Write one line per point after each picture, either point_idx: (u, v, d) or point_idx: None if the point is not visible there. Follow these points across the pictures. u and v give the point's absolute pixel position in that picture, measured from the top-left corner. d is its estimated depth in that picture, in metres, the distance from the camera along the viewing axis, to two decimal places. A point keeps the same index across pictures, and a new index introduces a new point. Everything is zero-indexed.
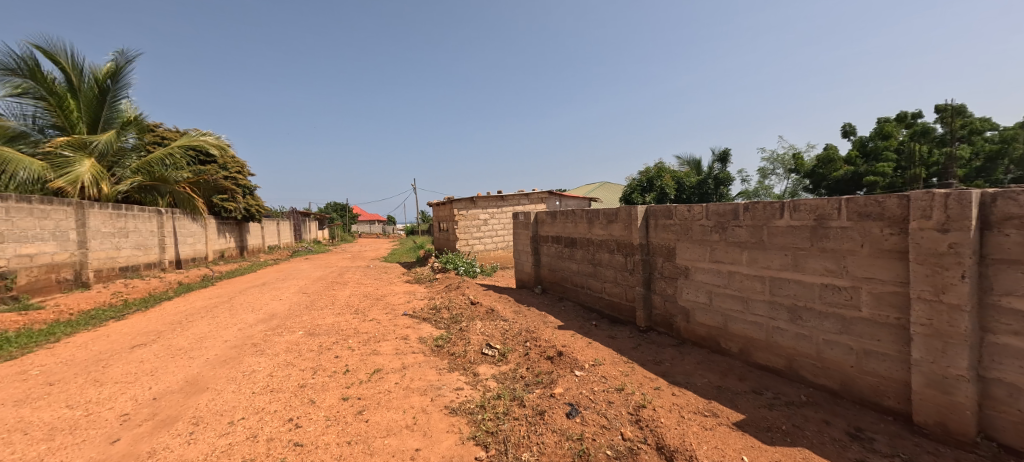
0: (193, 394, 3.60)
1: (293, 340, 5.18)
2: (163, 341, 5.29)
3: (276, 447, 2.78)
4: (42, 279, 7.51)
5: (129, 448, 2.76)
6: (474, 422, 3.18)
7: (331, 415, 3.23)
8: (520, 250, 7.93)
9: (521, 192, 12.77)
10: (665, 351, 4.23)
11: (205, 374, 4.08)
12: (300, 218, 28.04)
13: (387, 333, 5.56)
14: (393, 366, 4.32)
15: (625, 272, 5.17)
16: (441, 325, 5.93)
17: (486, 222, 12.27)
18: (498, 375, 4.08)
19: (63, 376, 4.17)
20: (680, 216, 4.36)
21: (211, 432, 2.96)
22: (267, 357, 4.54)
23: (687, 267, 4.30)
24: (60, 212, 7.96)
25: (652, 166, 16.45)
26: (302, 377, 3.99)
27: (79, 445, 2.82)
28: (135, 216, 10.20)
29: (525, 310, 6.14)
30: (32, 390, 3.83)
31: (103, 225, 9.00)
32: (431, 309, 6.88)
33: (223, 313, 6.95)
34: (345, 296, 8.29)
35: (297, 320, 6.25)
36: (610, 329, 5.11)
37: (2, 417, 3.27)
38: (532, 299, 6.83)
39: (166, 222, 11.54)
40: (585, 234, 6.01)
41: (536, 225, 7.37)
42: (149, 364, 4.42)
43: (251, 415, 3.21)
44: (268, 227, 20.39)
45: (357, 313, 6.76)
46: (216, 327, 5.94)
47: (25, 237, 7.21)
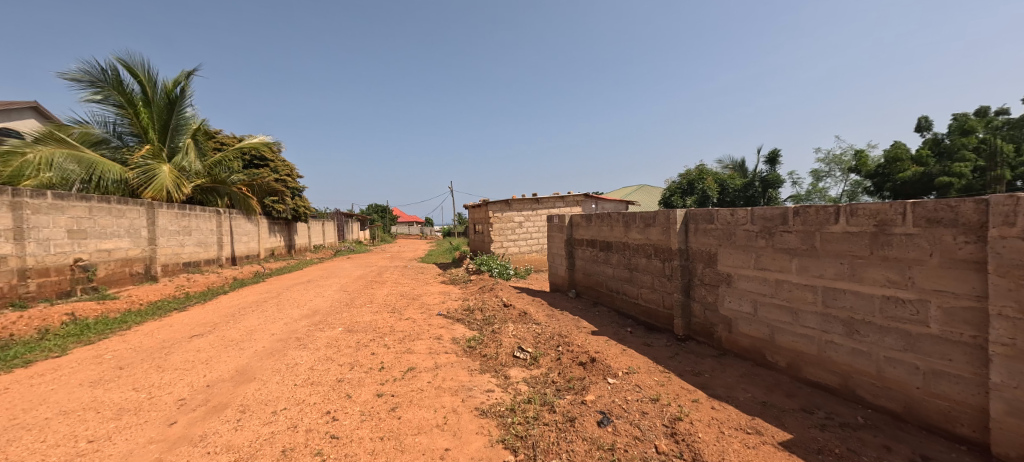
0: (241, 383, 3.83)
1: (333, 336, 5.40)
2: (217, 333, 5.68)
3: (314, 438, 2.89)
4: (117, 272, 8.28)
5: (184, 431, 2.97)
6: (504, 425, 3.17)
7: (366, 411, 3.33)
8: (554, 254, 7.86)
9: (556, 195, 12.66)
10: (705, 362, 4.03)
11: (253, 365, 4.33)
12: (343, 219, 29.28)
13: (421, 332, 5.67)
14: (426, 365, 4.40)
15: (663, 278, 4.99)
16: (474, 327, 5.99)
17: (521, 224, 12.28)
18: (529, 378, 4.05)
19: (131, 361, 4.57)
20: (722, 220, 4.15)
21: (256, 420, 3.12)
22: (309, 352, 4.76)
23: (730, 273, 4.09)
24: (134, 212, 8.75)
25: (693, 168, 15.83)
26: (341, 372, 4.14)
27: (141, 425, 3.06)
28: (197, 215, 11.04)
29: (558, 314, 6.07)
30: (105, 372, 4.22)
31: (169, 223, 9.81)
32: (465, 310, 6.95)
33: (271, 308, 7.38)
34: (383, 295, 8.56)
35: (338, 316, 6.52)
36: (646, 336, 4.94)
37: (80, 396, 3.62)
38: (565, 303, 6.74)
39: (224, 221, 12.42)
40: (621, 238, 5.87)
41: (571, 228, 7.29)
42: (204, 353, 4.76)
43: (293, 406, 3.37)
44: (314, 227, 21.44)
45: (393, 312, 6.95)
46: (265, 321, 6.31)
47: (105, 234, 7.99)
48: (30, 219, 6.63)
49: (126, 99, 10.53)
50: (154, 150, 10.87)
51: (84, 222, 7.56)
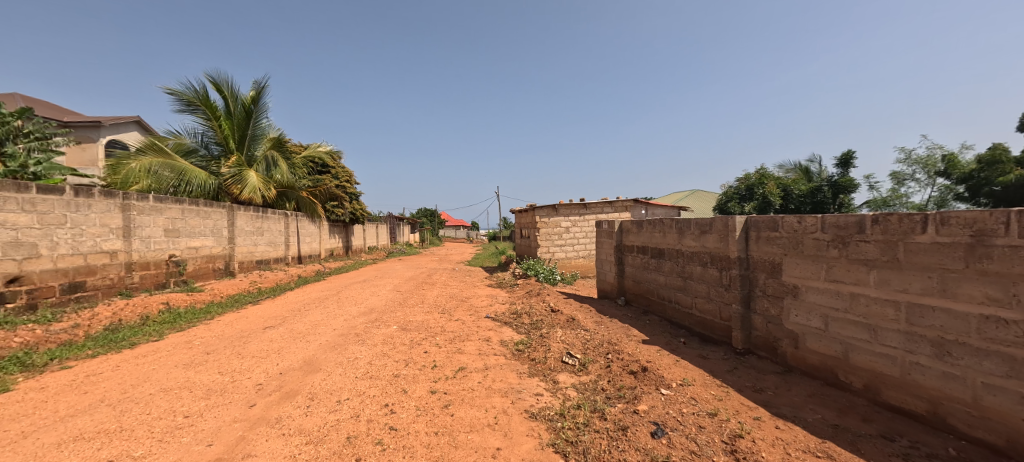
0: (309, 373, 4.14)
1: (388, 333, 5.69)
2: (287, 325, 6.18)
3: (374, 428, 3.07)
4: (202, 267, 9.23)
5: (263, 413, 3.27)
6: (553, 429, 3.18)
7: (421, 406, 3.48)
8: (603, 260, 7.75)
9: (604, 200, 12.48)
10: (767, 378, 3.80)
11: (319, 357, 4.66)
12: (395, 222, 30.58)
13: (470, 333, 5.82)
14: (476, 366, 4.51)
15: (719, 288, 4.77)
16: (521, 330, 6.05)
17: (568, 230, 12.21)
18: (579, 385, 4.03)
19: (215, 347, 5.08)
20: (788, 228, 3.91)
21: (323, 407, 3.37)
22: (368, 347, 5.04)
23: (796, 285, 3.83)
24: (216, 214, 9.73)
25: (752, 173, 14.93)
26: (397, 368, 4.35)
27: (225, 405, 3.41)
28: (269, 218, 12.07)
29: (607, 322, 5.97)
30: (196, 356, 4.74)
31: (245, 224, 10.80)
32: (513, 313, 7.02)
33: (332, 304, 7.89)
34: (433, 296, 8.85)
35: (393, 315, 6.85)
36: (701, 348, 4.73)
37: (175, 376, 4.10)
38: (614, 311, 6.62)
39: (292, 223, 13.45)
40: (674, 245, 5.69)
41: (620, 234, 7.16)
42: (276, 343, 5.20)
43: (354, 397, 3.59)
44: (369, 230, 22.63)
45: (444, 313, 7.17)
46: (327, 316, 6.76)
47: (194, 233, 8.98)
48: (136, 219, 7.54)
49: (212, 112, 11.75)
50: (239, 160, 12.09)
51: (178, 223, 8.54)
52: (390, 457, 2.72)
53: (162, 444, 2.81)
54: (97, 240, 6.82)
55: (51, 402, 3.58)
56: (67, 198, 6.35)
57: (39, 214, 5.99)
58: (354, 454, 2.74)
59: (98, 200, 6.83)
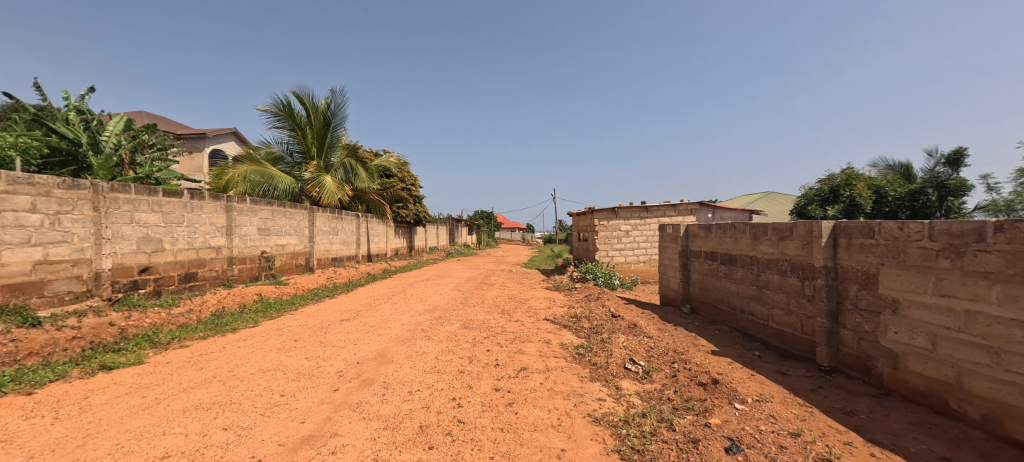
0: (383, 364, 4.44)
1: (452, 331, 5.93)
2: (360, 319, 6.66)
3: (444, 420, 3.23)
4: (287, 263, 10.23)
5: (345, 397, 3.58)
6: (619, 435, 3.14)
7: (486, 402, 3.60)
8: (666, 265, 7.46)
9: (667, 203, 11.90)
10: (859, 400, 3.44)
11: (390, 349, 4.98)
12: (453, 223, 31.61)
13: (530, 335, 5.89)
14: (538, 367, 4.56)
15: (801, 299, 4.41)
16: (581, 334, 6.00)
17: (627, 233, 11.86)
18: (643, 392, 3.92)
19: (301, 336, 5.63)
20: (886, 235, 3.52)
21: (397, 397, 3.61)
22: (433, 342, 5.29)
23: (896, 299, 3.44)
24: (299, 215, 10.73)
25: (838, 173, 13.48)
26: (462, 364, 4.53)
27: (313, 388, 3.77)
28: (344, 219, 13.08)
29: (671, 330, 5.74)
30: (286, 342, 5.30)
31: (323, 224, 11.81)
32: (572, 317, 6.98)
33: (399, 301, 8.38)
34: (493, 296, 9.07)
35: (455, 313, 7.11)
36: (779, 363, 4.39)
37: (271, 359, 4.61)
38: (678, 318, 6.34)
39: (363, 224, 14.46)
40: (748, 251, 5.35)
41: (686, 238, 6.86)
42: (352, 335, 5.64)
43: (424, 389, 3.80)
44: (429, 231, 23.60)
45: (503, 313, 7.32)
46: (396, 312, 7.19)
47: (282, 231, 9.99)
48: (236, 219, 8.57)
49: (296, 123, 12.99)
50: (318, 166, 13.24)
51: (269, 222, 9.53)
52: (460, 448, 2.85)
53: (263, 419, 3.17)
54: (207, 237, 7.85)
55: (175, 375, 4.18)
56: (184, 200, 7.36)
57: (164, 214, 6.98)
58: (427, 442, 2.90)
59: (208, 202, 7.87)
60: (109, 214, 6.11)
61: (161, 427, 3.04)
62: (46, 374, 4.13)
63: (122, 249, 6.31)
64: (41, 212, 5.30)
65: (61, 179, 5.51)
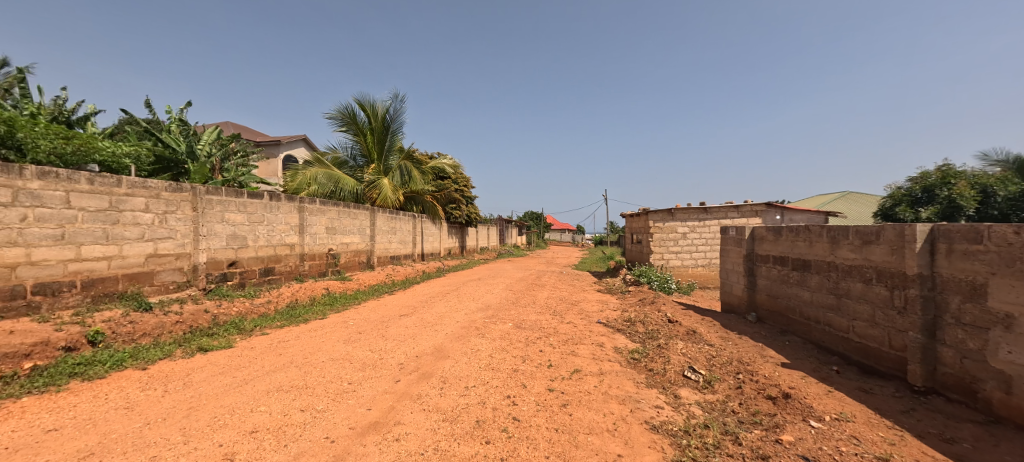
0: (440, 359, 4.61)
1: (505, 330, 6.02)
2: (418, 315, 6.96)
3: (499, 416, 3.30)
4: (351, 260, 10.91)
5: (407, 388, 3.77)
6: (678, 445, 3.02)
7: (540, 401, 3.62)
8: (729, 270, 7.05)
9: (729, 204, 11.20)
10: (962, 426, 3.04)
11: (446, 345, 5.16)
12: (504, 224, 32.01)
13: (583, 337, 5.83)
14: (591, 369, 4.51)
15: (889, 311, 3.98)
16: (636, 338, 5.84)
17: (684, 236, 11.34)
18: (704, 403, 3.75)
19: (365, 329, 5.99)
20: (998, 241, 3.09)
21: (454, 391, 3.74)
22: (487, 341, 5.41)
23: (1010, 314, 3.01)
24: (362, 215, 11.41)
25: (933, 170, 11.83)
26: (515, 363, 4.59)
27: (377, 378, 4.01)
28: (401, 219, 13.73)
29: (734, 338, 5.42)
30: (352, 334, 5.67)
31: (382, 224, 12.47)
32: (626, 320, 6.81)
33: (453, 299, 8.65)
34: (544, 297, 9.08)
35: (508, 313, 7.22)
36: (862, 380, 3.98)
37: (339, 349, 4.96)
38: (743, 327, 5.96)
39: (418, 224, 15.07)
40: (824, 256, 4.93)
41: (752, 241, 6.44)
42: (411, 330, 5.92)
43: (480, 385, 3.90)
44: (480, 231, 24.05)
45: (555, 314, 7.31)
46: (451, 309, 7.43)
47: (346, 231, 10.69)
48: (308, 218, 9.30)
49: (359, 127, 13.91)
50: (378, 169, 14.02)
51: (335, 222, 10.23)
52: (516, 445, 2.90)
53: (335, 403, 3.43)
54: (283, 235, 8.60)
55: (259, 359, 4.64)
56: (265, 201, 8.12)
57: (249, 214, 7.75)
58: (484, 436, 2.98)
59: (284, 204, 8.62)
60: (204, 213, 6.88)
61: (249, 404, 3.40)
62: (157, 353, 4.77)
63: (214, 245, 7.07)
64: (152, 211, 6.07)
65: (168, 183, 6.30)
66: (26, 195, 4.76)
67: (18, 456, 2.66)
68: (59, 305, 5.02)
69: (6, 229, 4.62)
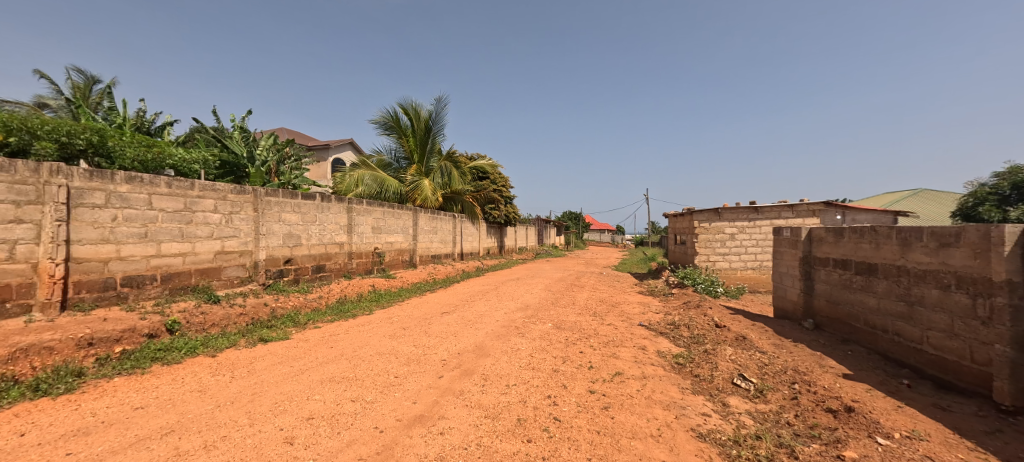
0: (481, 357, 4.69)
1: (545, 330, 6.03)
2: (458, 313, 7.12)
3: (540, 416, 3.31)
4: (394, 259, 11.32)
5: (450, 384, 3.87)
6: (728, 455, 2.90)
7: (581, 403, 3.60)
8: (783, 273, 6.65)
9: (783, 203, 10.55)
10: None
11: (487, 343, 5.24)
12: (542, 224, 31.96)
13: (625, 339, 5.72)
14: (634, 373, 4.42)
15: (971, 321, 3.61)
16: (681, 343, 5.65)
17: (732, 237, 10.81)
18: (755, 412, 3.57)
19: (409, 325, 6.20)
20: None
21: (495, 389, 3.79)
22: (527, 340, 5.44)
23: None
24: (405, 215, 11.80)
25: None
26: (556, 363, 4.58)
27: (421, 373, 4.15)
28: (442, 219, 14.07)
29: (789, 346, 5.11)
30: (397, 330, 5.89)
31: (424, 224, 12.83)
32: (669, 324, 6.61)
33: (492, 298, 8.76)
34: (583, 298, 8.99)
35: (547, 313, 7.21)
36: (938, 396, 3.63)
37: (386, 344, 5.18)
38: (798, 334, 5.60)
39: (458, 224, 15.37)
40: (893, 260, 4.54)
41: (809, 243, 6.04)
42: (453, 327, 6.07)
43: (520, 384, 3.93)
44: (518, 231, 24.16)
45: (595, 316, 7.22)
46: (491, 308, 7.54)
47: (390, 230, 11.10)
48: (355, 218, 9.75)
49: (402, 130, 14.42)
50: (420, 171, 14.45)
51: (380, 221, 10.65)
52: (557, 445, 2.90)
53: (383, 396, 3.59)
54: (333, 234, 9.08)
55: (313, 351, 4.93)
56: (317, 202, 8.61)
57: (303, 214, 8.24)
58: (525, 435, 3.01)
59: (334, 204, 9.09)
60: (264, 214, 7.41)
61: (306, 393, 3.63)
62: (225, 342, 5.21)
63: (273, 243, 7.59)
64: (220, 212, 6.62)
65: (233, 186, 6.84)
66: (116, 197, 5.30)
67: (112, 429, 3.00)
68: (143, 296, 5.58)
69: (101, 227, 5.16)
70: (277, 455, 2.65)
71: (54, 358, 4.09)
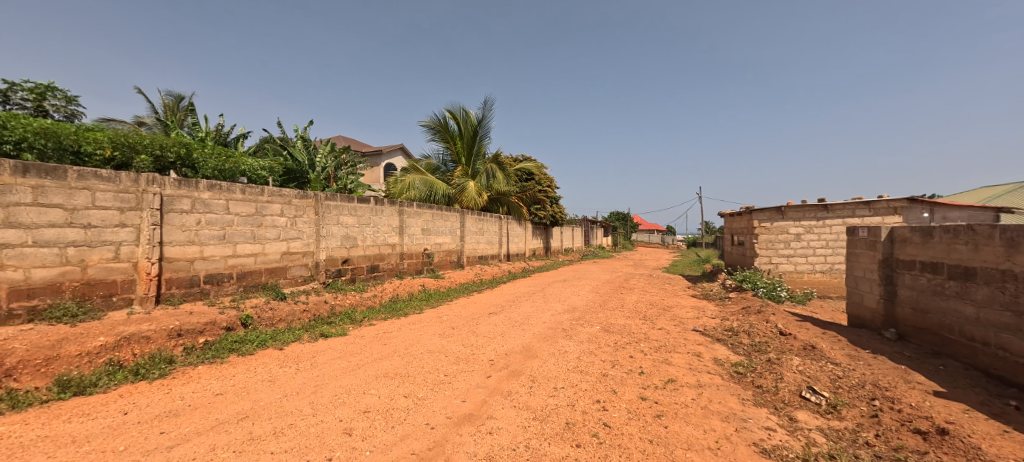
0: (528, 358, 4.69)
1: (593, 333, 5.91)
2: (505, 313, 7.17)
3: (590, 420, 3.25)
4: (442, 259, 11.63)
5: (498, 384, 3.91)
6: None
7: (632, 409, 3.49)
8: (858, 277, 6.04)
9: (857, 200, 9.61)
10: None
11: (534, 345, 5.23)
12: (589, 224, 31.46)
13: (678, 345, 5.47)
14: (689, 380, 4.21)
15: None
16: (740, 350, 5.32)
17: (798, 237, 10.00)
18: (828, 430, 3.26)
19: (458, 325, 6.34)
20: None
21: (543, 390, 3.78)
22: (574, 343, 5.36)
23: None
24: (453, 217, 12.08)
25: None
26: (604, 367, 4.48)
27: (470, 372, 4.22)
28: (488, 220, 14.27)
29: (867, 358, 4.63)
30: (446, 329, 6.04)
31: (471, 226, 13.09)
32: (727, 330, 6.23)
33: (539, 299, 8.75)
34: (633, 301, 8.72)
35: (595, 316, 7.07)
36: None
37: (435, 342, 5.33)
38: (877, 344, 5.07)
39: (504, 226, 15.52)
40: (996, 263, 4.00)
41: (891, 245, 5.45)
42: (500, 327, 6.12)
43: (569, 387, 3.88)
44: (564, 232, 23.97)
45: (645, 319, 6.97)
46: (537, 310, 7.51)
47: (439, 232, 11.42)
48: (406, 220, 10.11)
49: (450, 135, 14.80)
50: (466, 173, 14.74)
51: (429, 223, 10.97)
52: (607, 451, 2.83)
53: (434, 393, 3.69)
54: (386, 236, 9.48)
55: (368, 347, 5.19)
56: (371, 205, 9.03)
57: (358, 216, 8.68)
58: (574, 439, 2.96)
59: (387, 207, 9.50)
60: (325, 217, 7.90)
61: (362, 387, 3.82)
62: (292, 336, 5.63)
63: (332, 245, 8.07)
64: (286, 216, 7.15)
65: (297, 192, 7.36)
66: (200, 203, 5.88)
67: (197, 412, 3.33)
68: (222, 292, 6.16)
69: (188, 230, 5.75)
70: (336, 445, 2.80)
71: (151, 346, 4.61)
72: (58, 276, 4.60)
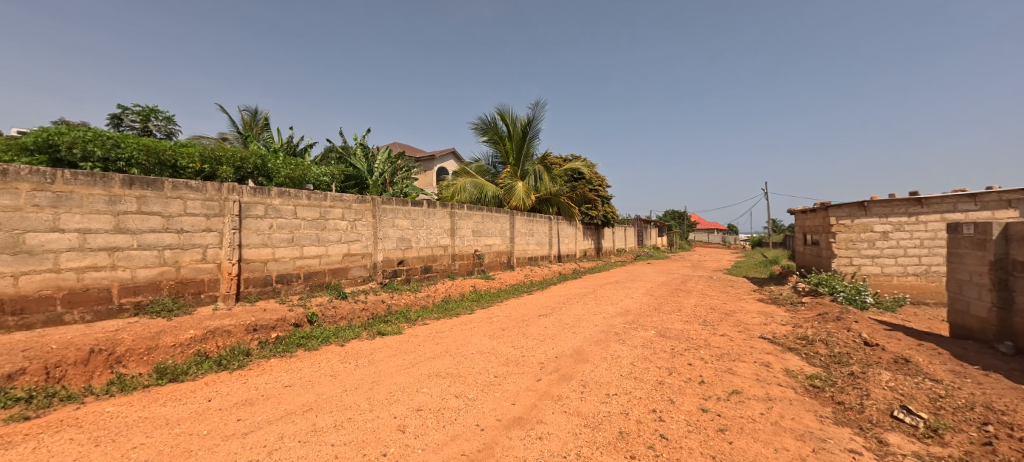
0: (579, 362, 4.57)
1: (648, 337, 5.66)
2: (556, 316, 7.07)
3: (644, 431, 3.09)
4: (492, 260, 11.75)
5: (548, 388, 3.85)
6: None
7: (692, 422, 3.27)
8: (963, 281, 5.25)
9: (960, 192, 8.39)
10: None
11: (585, 348, 5.10)
12: (642, 224, 30.37)
13: (743, 353, 5.07)
14: (756, 393, 3.87)
15: None
16: (816, 361, 4.82)
17: (885, 235, 8.92)
18: (928, 457, 2.84)
19: (508, 326, 6.34)
20: None
21: (594, 397, 3.66)
22: (628, 347, 5.16)
23: None
24: (503, 218, 12.17)
25: None
26: (660, 375, 4.25)
27: (519, 374, 4.20)
28: (538, 221, 14.23)
29: (977, 375, 3.99)
30: (496, 330, 6.08)
31: (520, 227, 13.12)
32: (800, 338, 5.68)
33: (590, 301, 8.56)
34: (691, 304, 8.25)
35: (650, 319, 6.76)
36: None
37: (485, 343, 5.37)
38: (990, 359, 4.36)
39: (554, 226, 15.40)
40: None
41: (1006, 244, 4.67)
42: (550, 330, 6.04)
43: (622, 394, 3.73)
44: (617, 232, 23.32)
45: (705, 324, 6.56)
46: (589, 312, 7.33)
47: (489, 233, 11.56)
48: (457, 222, 10.33)
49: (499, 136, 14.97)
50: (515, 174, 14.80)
51: (479, 225, 11.14)
52: None
53: (483, 394, 3.71)
54: (438, 237, 9.76)
55: (422, 346, 5.35)
56: (424, 208, 9.34)
57: (412, 219, 9.01)
58: (628, 450, 2.83)
59: (439, 210, 9.76)
60: (381, 220, 8.27)
61: (415, 385, 3.92)
62: (353, 333, 5.96)
63: (388, 246, 8.44)
64: (346, 219, 7.59)
65: (356, 196, 7.79)
66: (272, 209, 6.40)
67: (268, 402, 3.59)
68: (291, 290, 6.66)
69: (262, 234, 6.28)
70: (391, 441, 2.88)
71: (231, 339, 5.07)
72: (158, 275, 5.20)
